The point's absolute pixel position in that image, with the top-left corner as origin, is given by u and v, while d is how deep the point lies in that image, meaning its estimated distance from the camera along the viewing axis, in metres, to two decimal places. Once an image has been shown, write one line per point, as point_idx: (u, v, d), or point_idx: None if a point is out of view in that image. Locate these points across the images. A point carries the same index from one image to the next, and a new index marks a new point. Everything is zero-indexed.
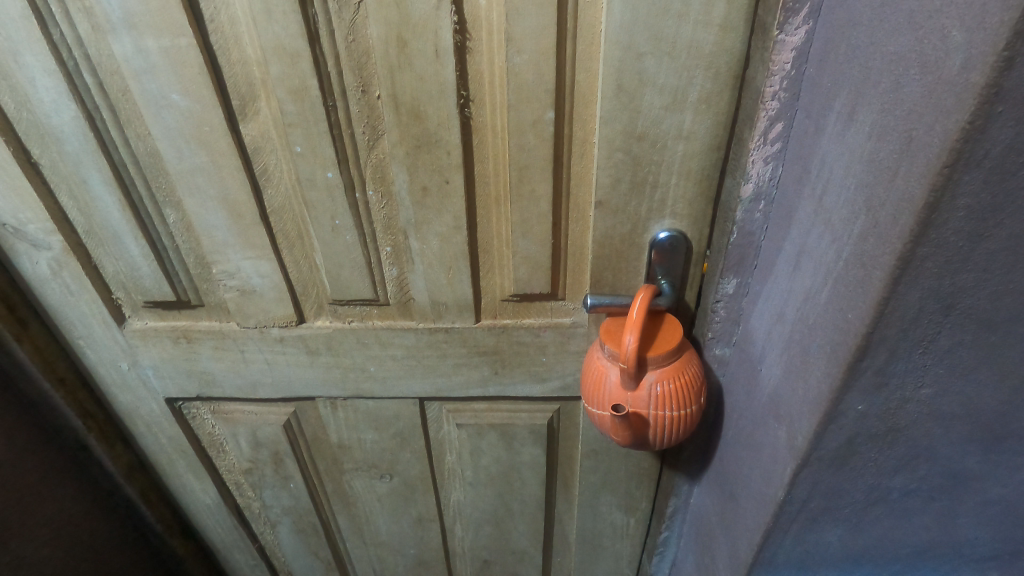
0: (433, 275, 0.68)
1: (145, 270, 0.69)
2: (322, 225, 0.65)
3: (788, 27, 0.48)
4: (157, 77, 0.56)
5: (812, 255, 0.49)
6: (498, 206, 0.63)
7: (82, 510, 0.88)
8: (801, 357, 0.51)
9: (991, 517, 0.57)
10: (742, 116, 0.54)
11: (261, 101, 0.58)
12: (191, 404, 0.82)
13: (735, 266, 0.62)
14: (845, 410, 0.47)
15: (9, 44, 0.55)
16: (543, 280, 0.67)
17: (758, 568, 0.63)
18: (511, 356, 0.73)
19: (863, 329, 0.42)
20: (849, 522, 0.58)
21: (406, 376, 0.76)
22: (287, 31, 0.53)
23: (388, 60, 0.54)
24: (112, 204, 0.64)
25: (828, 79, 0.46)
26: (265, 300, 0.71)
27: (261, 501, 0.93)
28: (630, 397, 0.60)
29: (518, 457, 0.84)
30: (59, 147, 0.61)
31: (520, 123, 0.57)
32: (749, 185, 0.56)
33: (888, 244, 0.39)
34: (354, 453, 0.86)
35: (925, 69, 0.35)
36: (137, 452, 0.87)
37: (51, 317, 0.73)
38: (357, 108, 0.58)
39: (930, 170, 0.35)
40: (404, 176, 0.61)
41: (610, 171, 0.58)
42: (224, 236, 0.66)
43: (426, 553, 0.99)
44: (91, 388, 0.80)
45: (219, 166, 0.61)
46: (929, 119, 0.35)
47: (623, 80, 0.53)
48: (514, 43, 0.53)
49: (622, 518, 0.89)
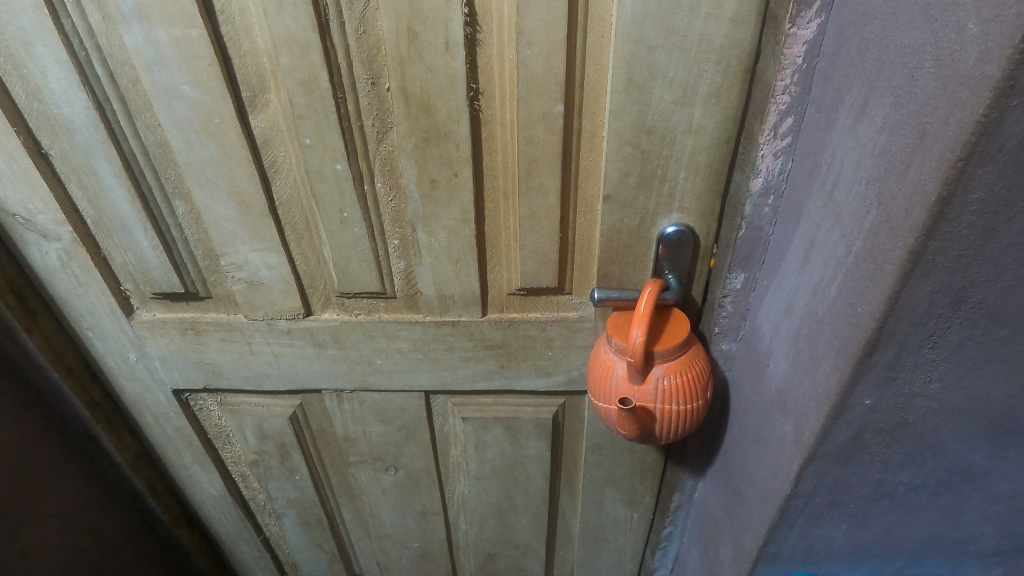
0: (441, 268, 0.68)
1: (154, 262, 0.69)
2: (331, 218, 0.65)
3: (801, 21, 0.48)
4: (168, 69, 0.56)
5: (822, 249, 0.49)
6: (507, 199, 0.64)
7: (89, 500, 0.88)
8: (810, 351, 0.51)
9: (998, 514, 0.56)
10: (753, 110, 0.54)
11: (271, 93, 0.58)
12: (198, 396, 0.82)
13: (743, 261, 0.61)
14: (854, 404, 0.47)
15: (21, 34, 0.55)
16: (550, 274, 0.67)
17: (762, 562, 0.63)
18: (518, 349, 0.73)
19: (873, 324, 0.42)
20: (854, 517, 0.58)
21: (412, 369, 0.76)
22: (297, 22, 0.53)
23: (398, 52, 0.54)
24: (121, 195, 0.65)
25: (840, 73, 0.46)
26: (273, 292, 0.71)
27: (267, 493, 0.93)
28: (637, 391, 0.60)
29: (523, 451, 0.84)
30: (69, 138, 0.61)
31: (530, 116, 0.57)
32: (759, 179, 0.56)
33: (900, 238, 0.39)
34: (360, 446, 0.86)
35: (940, 62, 0.35)
36: (143, 442, 0.88)
37: (60, 308, 0.73)
38: (367, 101, 0.58)
39: (944, 163, 0.35)
40: (413, 169, 0.61)
41: (619, 165, 0.58)
42: (233, 227, 0.66)
43: (430, 546, 0.99)
44: (99, 378, 0.81)
45: (228, 157, 0.61)
46: (942, 113, 0.35)
47: (634, 74, 0.53)
48: (524, 35, 0.53)
49: (626, 512, 0.89)
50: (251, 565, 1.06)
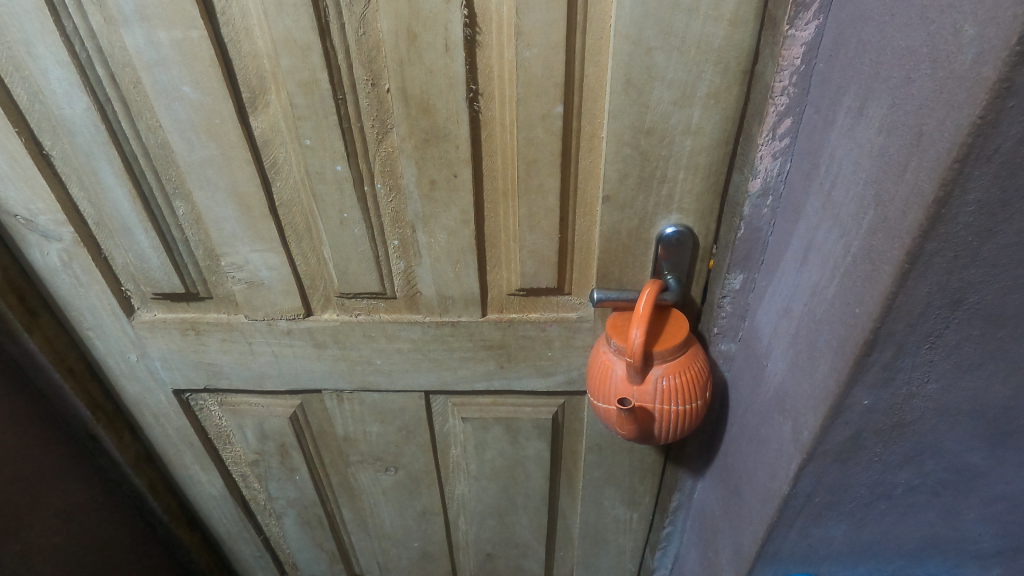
0: (440, 268, 0.68)
1: (154, 262, 0.70)
2: (331, 218, 0.65)
3: (799, 22, 0.48)
4: (169, 70, 0.56)
5: (820, 250, 0.49)
6: (506, 199, 0.64)
7: (90, 499, 0.88)
8: (808, 351, 0.51)
9: (997, 513, 0.56)
10: (752, 111, 0.54)
11: (271, 94, 0.59)
12: (199, 396, 0.83)
13: (742, 262, 0.61)
14: (852, 404, 0.47)
15: (23, 35, 0.55)
16: (549, 275, 0.67)
17: (762, 562, 0.63)
18: (518, 350, 0.73)
19: (871, 324, 0.42)
20: (853, 516, 0.58)
21: (412, 369, 0.76)
22: (297, 24, 0.53)
23: (398, 53, 0.55)
24: (122, 196, 0.65)
25: (838, 74, 0.46)
26: (273, 292, 0.71)
27: (267, 493, 0.94)
28: (636, 391, 0.60)
29: (523, 451, 0.84)
30: (71, 139, 0.61)
31: (530, 117, 0.57)
32: (757, 180, 0.56)
33: (897, 239, 0.39)
34: (360, 446, 0.86)
35: (936, 64, 0.35)
36: (144, 442, 0.88)
37: (61, 308, 0.74)
38: (367, 102, 0.58)
39: (941, 165, 0.35)
40: (413, 169, 0.61)
41: (618, 166, 0.58)
42: (233, 228, 0.66)
43: (430, 545, 1.00)
44: (100, 378, 0.81)
45: (228, 158, 0.61)
46: (939, 114, 0.35)
47: (633, 75, 0.53)
48: (524, 37, 0.53)
49: (625, 512, 0.89)
50: (252, 564, 1.06)
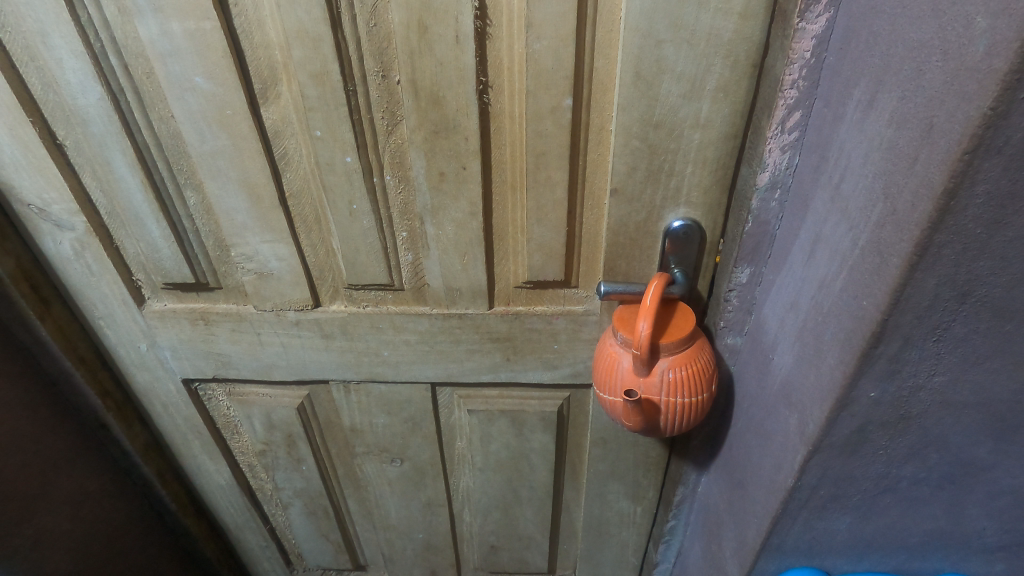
0: (448, 260, 0.68)
1: (165, 252, 0.70)
2: (340, 209, 0.65)
3: (810, 15, 0.48)
4: (181, 60, 0.57)
5: (828, 242, 0.49)
6: (515, 193, 0.64)
7: (100, 486, 0.89)
8: (815, 342, 0.51)
9: (1002, 508, 0.57)
10: (762, 103, 0.55)
11: (283, 85, 0.59)
12: (208, 386, 0.83)
13: (749, 255, 0.62)
14: (858, 397, 0.48)
15: (39, 25, 0.56)
16: (557, 267, 0.68)
17: (765, 554, 0.64)
18: (524, 342, 0.74)
19: (878, 316, 0.43)
20: (858, 510, 0.58)
21: (419, 361, 0.77)
22: (309, 15, 0.54)
23: (410, 45, 0.55)
24: (134, 186, 0.66)
25: (848, 67, 0.47)
26: (282, 283, 0.72)
27: (273, 483, 0.94)
28: (642, 383, 0.61)
29: (528, 444, 0.85)
30: (85, 129, 0.62)
31: (539, 110, 0.58)
32: (766, 173, 0.57)
33: (906, 231, 0.39)
34: (366, 437, 0.87)
35: (947, 56, 0.35)
36: (153, 431, 0.89)
37: (73, 297, 0.75)
38: (377, 93, 0.59)
39: (950, 156, 0.35)
40: (422, 161, 0.62)
41: (626, 159, 0.59)
42: (244, 219, 0.67)
43: (435, 537, 1.00)
44: (110, 368, 0.82)
45: (239, 149, 0.62)
46: (950, 106, 0.35)
47: (642, 68, 0.54)
48: (534, 29, 0.54)
49: (629, 505, 0.89)
50: (258, 554, 1.07)
